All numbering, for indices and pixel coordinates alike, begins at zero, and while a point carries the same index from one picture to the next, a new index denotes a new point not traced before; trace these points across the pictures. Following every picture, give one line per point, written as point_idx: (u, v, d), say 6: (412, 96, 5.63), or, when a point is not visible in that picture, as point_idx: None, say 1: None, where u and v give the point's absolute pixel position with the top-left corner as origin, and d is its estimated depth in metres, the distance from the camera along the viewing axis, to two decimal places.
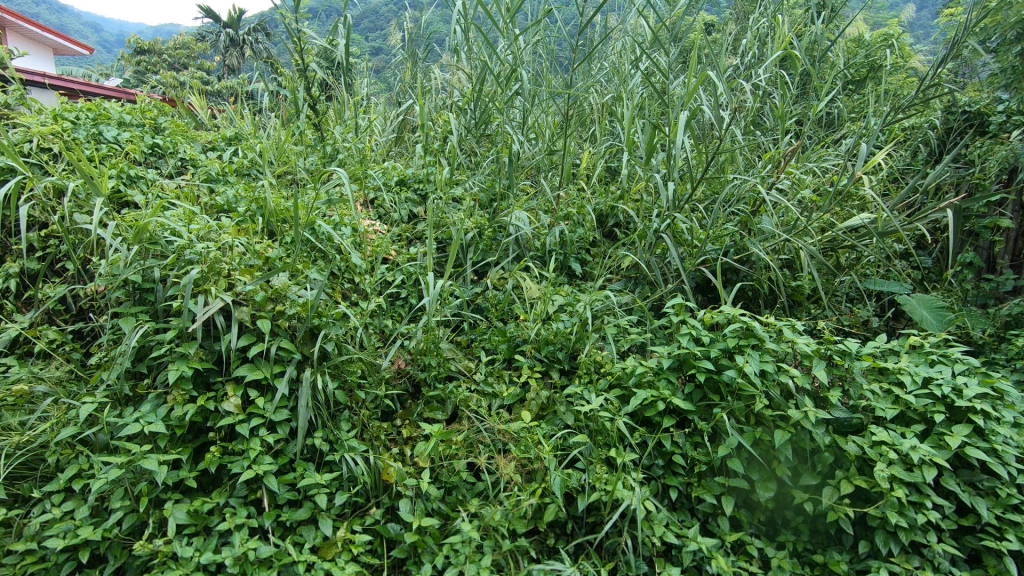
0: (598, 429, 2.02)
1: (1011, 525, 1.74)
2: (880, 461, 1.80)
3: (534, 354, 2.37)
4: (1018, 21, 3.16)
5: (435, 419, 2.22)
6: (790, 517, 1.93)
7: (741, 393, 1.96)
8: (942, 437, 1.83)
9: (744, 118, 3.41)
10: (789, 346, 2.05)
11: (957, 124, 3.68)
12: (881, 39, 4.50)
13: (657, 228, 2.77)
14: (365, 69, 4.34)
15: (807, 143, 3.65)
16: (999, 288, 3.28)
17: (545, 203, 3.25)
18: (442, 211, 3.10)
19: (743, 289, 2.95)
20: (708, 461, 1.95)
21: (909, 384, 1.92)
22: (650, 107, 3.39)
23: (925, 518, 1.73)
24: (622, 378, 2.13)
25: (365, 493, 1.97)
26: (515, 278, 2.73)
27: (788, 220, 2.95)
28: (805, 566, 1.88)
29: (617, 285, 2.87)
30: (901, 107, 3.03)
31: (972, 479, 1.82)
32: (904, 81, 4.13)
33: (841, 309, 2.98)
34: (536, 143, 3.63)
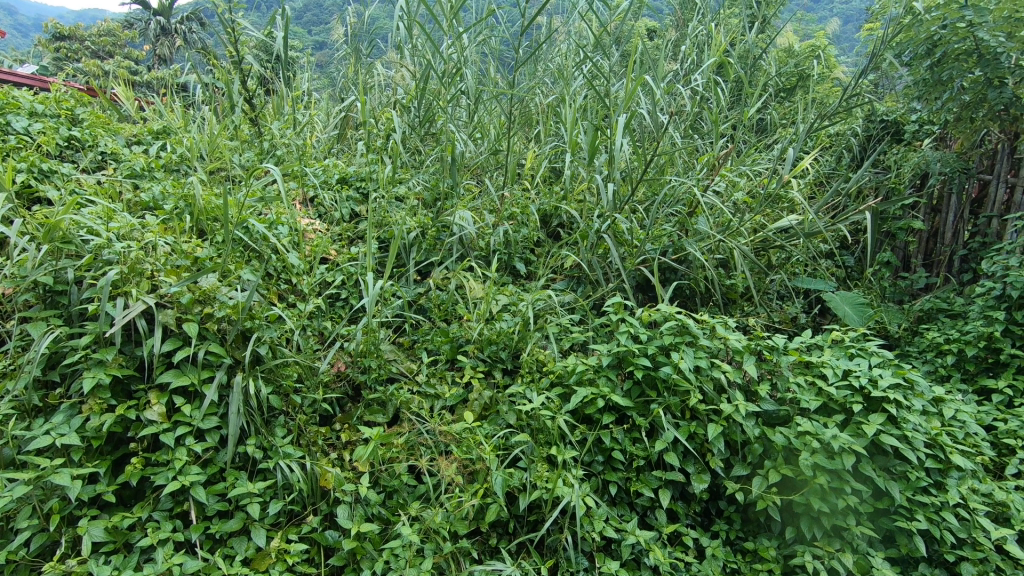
0: (539, 427, 2.03)
1: (920, 506, 1.87)
2: (805, 450, 1.88)
3: (477, 354, 2.36)
4: (928, 38, 3.26)
5: (375, 423, 2.17)
6: (722, 507, 2.01)
7: (676, 388, 2.03)
8: (860, 425, 1.93)
9: (683, 121, 3.53)
10: (720, 343, 2.14)
11: (877, 132, 4.00)
12: (809, 50, 4.75)
13: (598, 229, 2.81)
14: (306, 64, 4.23)
15: (741, 147, 3.80)
16: (913, 285, 3.57)
17: (489, 202, 3.25)
18: (384, 210, 3.05)
19: (680, 288, 3.04)
20: (646, 456, 1.99)
21: (831, 376, 2.02)
22: (593, 110, 3.45)
23: (844, 503, 1.83)
24: (563, 376, 2.15)
25: (302, 501, 1.91)
26: (459, 278, 2.71)
27: (723, 221, 3.06)
28: (737, 553, 1.95)
29: (560, 284, 2.90)
30: (826, 115, 3.21)
31: (887, 464, 1.94)
32: (829, 90, 4.40)
33: (772, 307, 3.11)
34: (480, 142, 3.63)
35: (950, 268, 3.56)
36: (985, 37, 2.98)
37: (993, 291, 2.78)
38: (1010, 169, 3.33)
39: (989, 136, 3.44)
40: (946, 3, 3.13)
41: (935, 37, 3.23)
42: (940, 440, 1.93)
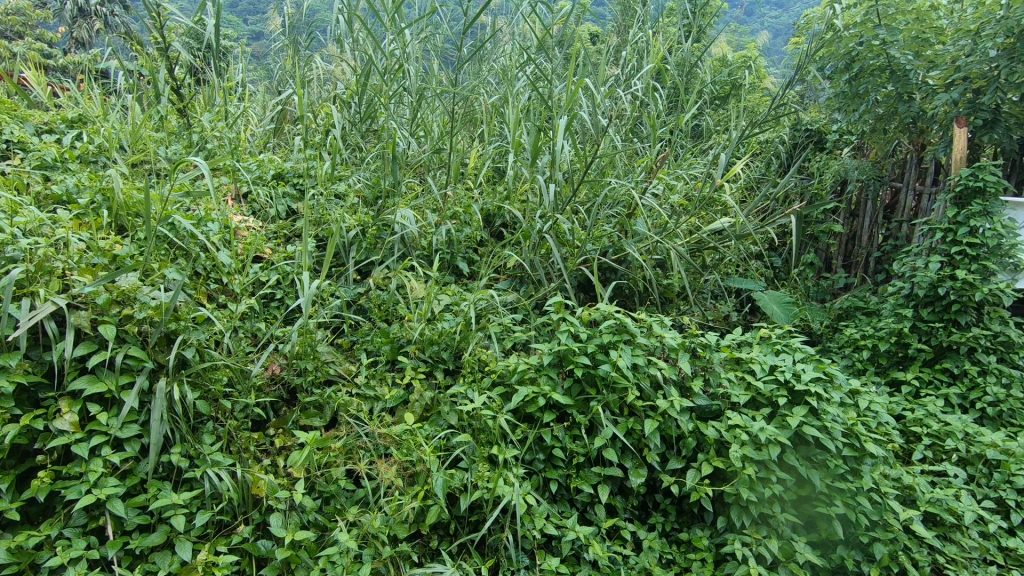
0: (481, 427, 2.03)
1: (838, 492, 1.99)
2: (735, 443, 1.97)
3: (418, 355, 2.33)
4: (846, 54, 3.48)
5: (312, 427, 2.10)
6: (659, 500, 2.07)
7: (615, 385, 2.07)
8: (785, 418, 2.04)
9: (624, 125, 3.62)
10: (657, 340, 2.21)
11: (802, 140, 4.32)
12: (741, 61, 4.98)
13: (540, 229, 2.84)
14: (241, 54, 4.07)
15: (678, 151, 3.94)
16: (834, 285, 3.83)
17: (432, 201, 3.22)
18: (322, 208, 2.97)
19: (620, 287, 3.11)
20: (585, 453, 2.02)
21: (759, 371, 2.15)
22: (535, 111, 3.48)
23: (770, 492, 1.93)
24: (505, 375, 2.15)
25: (232, 511, 1.83)
26: (400, 277, 2.66)
27: (660, 223, 3.16)
28: (673, 544, 2.01)
29: (503, 284, 2.91)
30: (755, 123, 3.37)
31: (809, 453, 2.06)
32: (759, 99, 4.63)
33: (706, 305, 3.25)
34: (423, 140, 3.59)
35: (866, 269, 3.82)
36: (896, 54, 3.26)
37: (903, 290, 3.00)
38: (917, 178, 3.57)
39: (900, 147, 3.71)
40: (862, 21, 3.37)
41: (853, 53, 3.46)
42: (856, 430, 2.06)
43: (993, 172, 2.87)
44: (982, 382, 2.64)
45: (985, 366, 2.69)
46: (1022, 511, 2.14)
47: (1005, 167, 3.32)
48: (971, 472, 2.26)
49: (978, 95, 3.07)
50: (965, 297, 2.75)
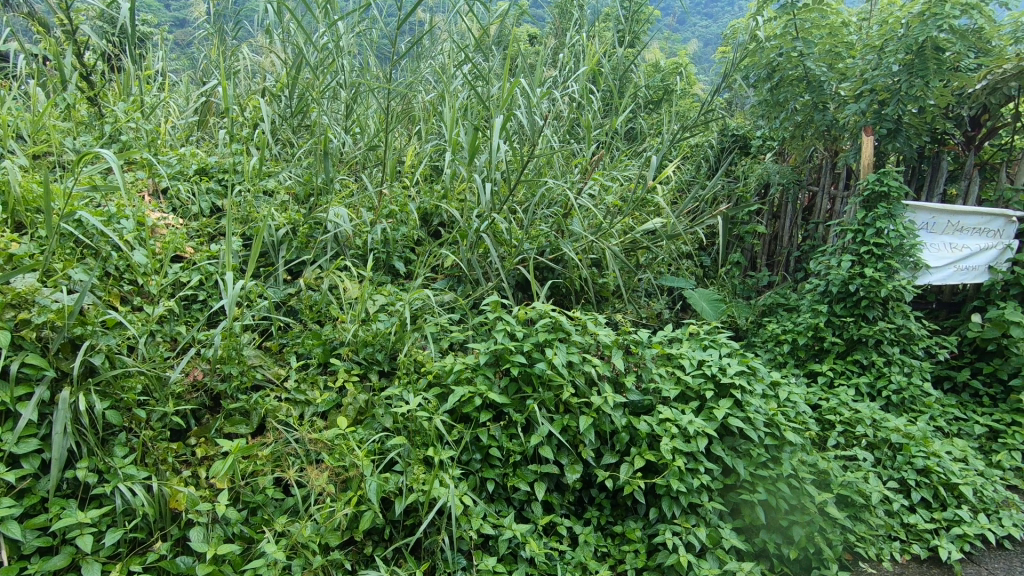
0: (416, 429, 2.00)
1: (761, 479, 2.10)
2: (665, 436, 2.04)
3: (352, 357, 2.27)
4: (768, 64, 3.67)
5: (237, 434, 2.00)
6: (594, 495, 2.11)
7: (550, 383, 2.09)
8: (712, 410, 2.13)
9: (561, 126, 3.67)
10: (591, 338, 2.25)
11: (728, 145, 4.52)
12: (672, 67, 5.16)
13: (477, 228, 2.83)
14: (161, 41, 3.84)
15: (613, 153, 4.03)
16: (758, 283, 4.04)
17: (367, 199, 3.15)
18: (250, 206, 2.84)
19: (556, 286, 3.15)
20: (522, 451, 2.03)
21: (687, 366, 2.24)
22: (473, 110, 3.46)
23: (698, 482, 2.01)
24: (441, 376, 2.13)
25: (147, 527, 1.71)
26: (332, 277, 2.58)
27: (595, 223, 3.22)
28: (607, 537, 2.06)
29: (440, 284, 2.88)
30: (685, 128, 3.50)
31: (734, 444, 2.16)
32: (689, 105, 4.81)
33: (640, 303, 3.35)
34: (358, 137, 3.51)
35: (787, 268, 4.04)
36: (812, 66, 3.48)
37: (819, 288, 3.20)
38: (831, 182, 3.82)
39: (816, 153, 3.96)
40: (782, 33, 3.55)
41: (773, 64, 3.65)
42: (776, 420, 2.19)
43: (896, 177, 3.09)
44: (887, 372, 2.86)
45: (890, 356, 2.91)
46: (921, 489, 2.32)
47: (906, 173, 3.61)
48: (878, 456, 2.43)
49: (883, 106, 3.31)
50: (873, 293, 2.97)
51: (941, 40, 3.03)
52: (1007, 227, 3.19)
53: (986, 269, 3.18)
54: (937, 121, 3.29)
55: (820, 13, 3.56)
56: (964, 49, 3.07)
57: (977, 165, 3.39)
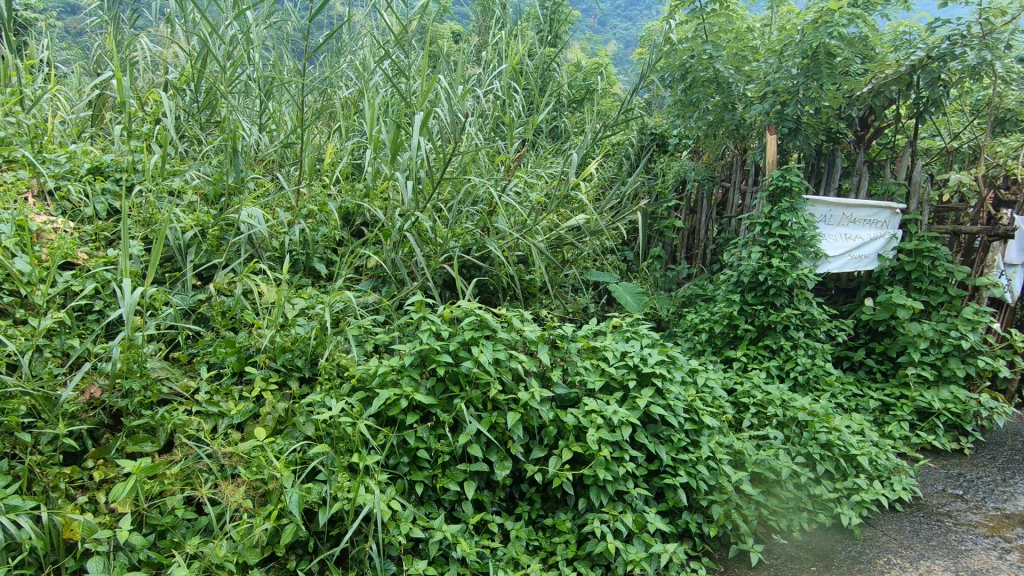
0: (339, 435, 1.93)
1: (682, 463, 2.20)
2: (591, 427, 2.09)
3: (269, 364, 2.16)
4: (681, 65, 3.82)
5: (141, 453, 1.86)
6: (524, 489, 2.13)
7: (477, 381, 2.09)
8: (634, 399, 2.21)
9: (485, 124, 3.67)
10: (517, 334, 2.26)
11: (647, 144, 4.71)
12: (593, 67, 5.28)
13: (401, 228, 2.78)
14: (46, 28, 3.51)
15: (537, 151, 4.08)
16: (678, 275, 4.24)
17: (284, 199, 3.02)
18: (152, 207, 2.65)
19: (483, 284, 3.15)
20: (450, 451, 2.01)
21: (611, 358, 2.30)
22: (394, 107, 3.39)
23: (624, 470, 2.07)
24: (365, 380, 2.07)
25: (37, 562, 1.56)
26: (247, 282, 2.46)
27: (520, 221, 3.25)
28: (539, 531, 2.08)
29: (363, 285, 2.81)
30: (606, 126, 3.59)
31: (656, 430, 2.24)
32: (609, 104, 4.95)
33: (567, 299, 3.44)
34: (273, 133, 3.35)
35: (704, 260, 4.23)
36: (721, 69, 3.67)
37: (732, 278, 3.38)
38: (742, 179, 4.01)
39: (727, 151, 4.17)
40: (693, 36, 3.71)
41: (686, 65, 3.81)
42: (694, 405, 2.30)
43: (797, 174, 3.32)
44: (794, 355, 3.07)
45: (796, 340, 3.12)
46: (825, 462, 2.50)
47: (807, 170, 3.87)
48: (787, 434, 2.61)
49: (784, 107, 3.54)
50: (779, 282, 3.17)
51: (833, 46, 3.28)
52: (892, 218, 3.39)
53: (875, 256, 3.44)
54: (831, 121, 3.55)
55: (726, 18, 3.75)
56: (851, 55, 3.33)
57: (866, 162, 3.70)
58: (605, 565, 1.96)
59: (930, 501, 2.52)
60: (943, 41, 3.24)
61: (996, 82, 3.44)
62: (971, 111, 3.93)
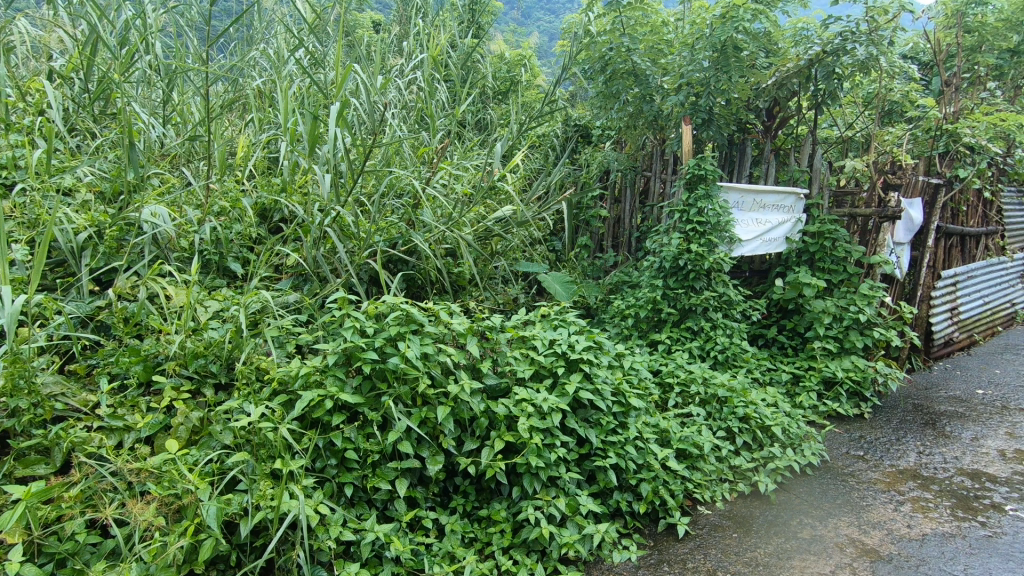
0: (260, 442, 1.84)
1: (611, 445, 2.27)
2: (522, 416, 2.10)
3: (179, 372, 2.03)
4: (601, 58, 3.90)
5: (34, 477, 1.71)
6: (458, 483, 2.12)
7: (405, 377, 2.05)
8: (563, 386, 2.25)
9: (408, 116, 3.60)
10: (445, 327, 2.24)
11: (572, 135, 4.79)
12: (517, 59, 5.29)
13: (321, 223, 2.68)
14: None
15: (463, 143, 4.05)
16: (605, 264, 4.36)
17: (193, 196, 2.84)
18: (38, 207, 2.41)
19: (411, 279, 3.11)
20: (380, 450, 1.96)
21: (540, 346, 2.33)
22: (311, 97, 3.26)
23: (555, 455, 2.10)
24: (286, 382, 1.99)
25: None
26: (152, 285, 2.29)
27: (446, 213, 3.22)
28: (474, 522, 2.07)
29: (283, 284, 2.69)
30: (530, 118, 3.61)
31: (585, 415, 2.29)
32: (534, 96, 4.99)
33: (496, 290, 3.45)
34: (178, 126, 3.14)
35: (629, 248, 4.35)
36: (638, 61, 3.79)
37: (655, 264, 3.50)
38: (662, 168, 4.15)
39: (648, 141, 4.30)
40: (611, 29, 3.78)
41: (606, 58, 3.88)
42: (621, 388, 2.37)
43: (711, 163, 3.48)
44: (713, 335, 3.23)
45: (714, 321, 3.29)
46: (743, 434, 2.66)
47: (720, 159, 4.07)
48: (709, 410, 2.75)
49: (698, 98, 3.69)
50: (698, 266, 3.32)
51: (739, 41, 3.45)
52: (797, 202, 3.65)
53: (783, 239, 3.68)
54: (741, 112, 3.74)
55: (641, 12, 3.86)
56: (756, 49, 3.52)
57: (773, 150, 3.92)
58: (540, 551, 1.99)
59: (836, 463, 2.72)
60: (835, 37, 3.47)
61: (882, 76, 3.75)
62: (863, 103, 4.25)
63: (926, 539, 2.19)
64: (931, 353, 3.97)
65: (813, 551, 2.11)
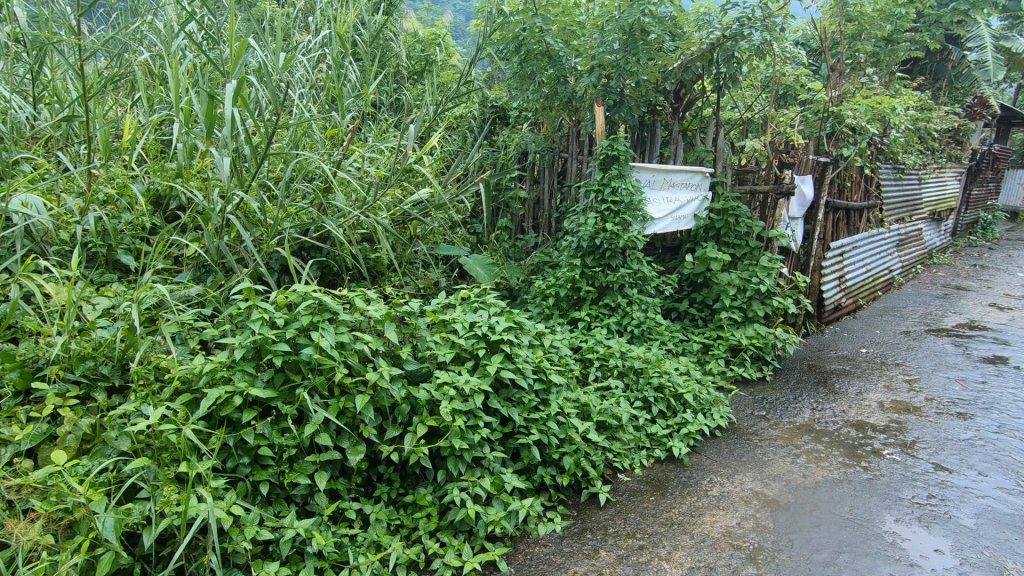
0: (162, 446, 1.73)
1: (533, 422, 2.32)
2: (444, 399, 2.09)
3: (65, 377, 1.86)
4: (515, 38, 3.87)
5: None
6: (382, 471, 2.09)
7: (321, 367, 1.99)
8: (485, 367, 2.26)
9: (316, 95, 3.43)
10: (361, 315, 2.18)
11: (489, 116, 4.77)
12: (431, 37, 5.17)
13: (223, 211, 2.52)
14: None
15: (377, 124, 3.93)
16: (526, 245, 4.41)
17: (73, 183, 2.59)
18: None
19: (326, 267, 3.01)
20: (297, 444, 1.89)
21: (460, 329, 2.32)
22: (206, 74, 3.03)
23: (478, 436, 2.11)
24: (190, 380, 1.87)
25: None
26: (26, 282, 2.07)
27: (360, 197, 3.12)
28: (400, 509, 2.06)
29: (184, 276, 2.52)
30: (445, 98, 3.54)
31: (508, 395, 2.32)
32: (449, 77, 4.91)
33: (417, 275, 3.41)
34: (51, 106, 2.83)
35: (549, 229, 4.43)
36: (551, 42, 3.79)
37: (574, 244, 3.58)
38: (577, 149, 4.23)
39: (563, 123, 4.36)
40: (523, 8, 3.76)
41: (519, 38, 3.86)
42: (542, 365, 2.42)
43: (624, 143, 3.58)
44: (630, 310, 3.35)
45: (630, 297, 3.42)
46: (658, 403, 2.80)
47: (633, 140, 4.20)
48: (627, 381, 2.87)
49: (609, 80, 3.76)
50: (613, 245, 3.42)
51: (646, 23, 3.54)
52: (703, 180, 3.85)
53: (692, 216, 3.88)
54: (650, 94, 3.87)
55: None
56: (662, 32, 3.65)
57: (681, 131, 4.09)
58: (467, 531, 2.01)
59: (742, 424, 2.93)
60: (733, 23, 3.62)
61: (776, 60, 3.98)
62: (760, 86, 4.51)
63: (818, 486, 2.41)
64: (823, 318, 4.33)
65: (721, 506, 2.27)
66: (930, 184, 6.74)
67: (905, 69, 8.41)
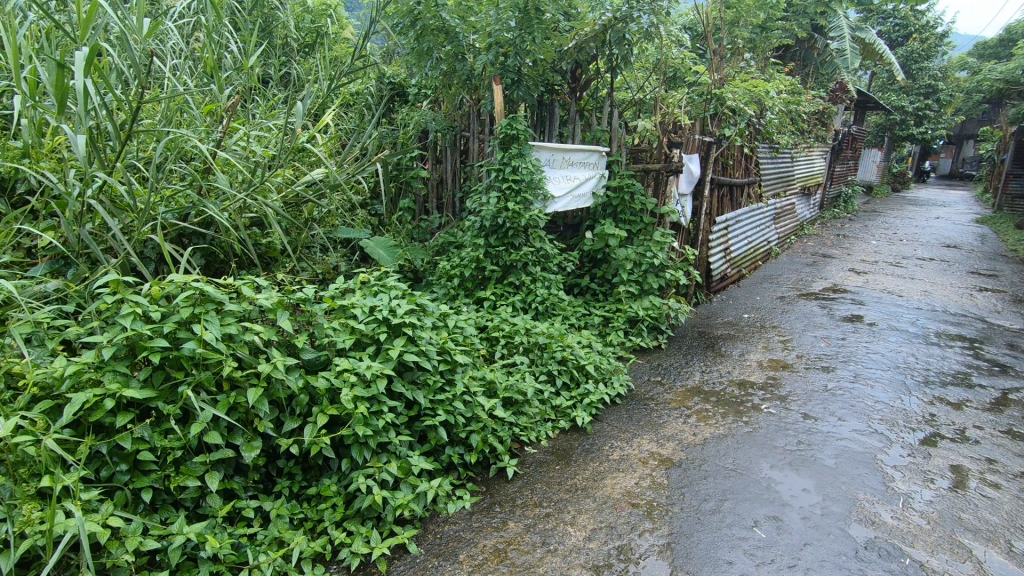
0: (19, 460, 1.55)
1: (439, 404, 2.31)
2: (345, 387, 2.03)
3: None
4: (409, 11, 3.75)
5: None
6: (281, 465, 2.01)
7: (206, 362, 1.85)
8: (387, 352, 2.22)
9: (190, 67, 3.15)
10: (250, 304, 2.06)
11: (386, 93, 4.63)
12: (321, 8, 4.90)
13: (82, 195, 2.25)
14: None
15: (264, 100, 3.68)
16: (430, 226, 4.36)
17: None
18: None
19: (212, 255, 2.83)
20: (182, 445, 1.77)
21: (359, 314, 2.25)
22: (54, 39, 2.68)
23: (383, 422, 2.08)
24: (50, 385, 1.68)
25: None
26: None
27: (246, 179, 2.91)
28: (303, 502, 1.99)
29: (39, 270, 2.26)
30: (338, 73, 3.37)
31: (412, 377, 2.30)
32: (342, 51, 4.69)
33: (314, 260, 3.28)
34: None
35: (453, 209, 4.41)
36: (447, 18, 3.71)
37: (477, 224, 3.58)
38: (478, 128, 4.21)
39: (463, 101, 4.31)
40: None
41: (414, 12, 3.74)
42: (446, 346, 2.42)
43: (523, 122, 3.60)
44: (533, 288, 3.43)
45: (533, 274, 3.49)
46: (562, 375, 2.90)
47: (532, 119, 4.25)
48: (532, 356, 2.94)
49: (506, 58, 3.75)
50: (515, 224, 3.46)
51: (540, 2, 3.56)
52: (600, 160, 3.98)
53: (590, 194, 4.00)
54: (547, 74, 3.91)
55: None
56: (557, 12, 3.68)
57: (578, 111, 4.19)
58: (375, 517, 1.99)
59: (639, 390, 3.11)
60: (624, 5, 3.73)
61: (663, 43, 4.16)
62: (650, 68, 4.71)
63: (706, 442, 2.62)
64: (710, 288, 4.67)
65: (621, 469, 2.41)
66: (800, 161, 7.42)
67: (779, 55, 9.14)
